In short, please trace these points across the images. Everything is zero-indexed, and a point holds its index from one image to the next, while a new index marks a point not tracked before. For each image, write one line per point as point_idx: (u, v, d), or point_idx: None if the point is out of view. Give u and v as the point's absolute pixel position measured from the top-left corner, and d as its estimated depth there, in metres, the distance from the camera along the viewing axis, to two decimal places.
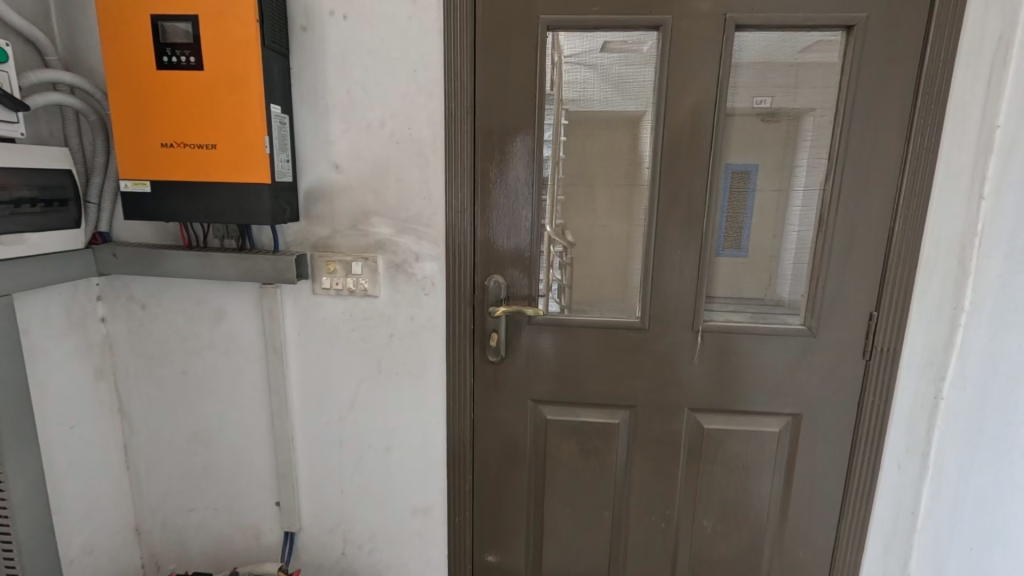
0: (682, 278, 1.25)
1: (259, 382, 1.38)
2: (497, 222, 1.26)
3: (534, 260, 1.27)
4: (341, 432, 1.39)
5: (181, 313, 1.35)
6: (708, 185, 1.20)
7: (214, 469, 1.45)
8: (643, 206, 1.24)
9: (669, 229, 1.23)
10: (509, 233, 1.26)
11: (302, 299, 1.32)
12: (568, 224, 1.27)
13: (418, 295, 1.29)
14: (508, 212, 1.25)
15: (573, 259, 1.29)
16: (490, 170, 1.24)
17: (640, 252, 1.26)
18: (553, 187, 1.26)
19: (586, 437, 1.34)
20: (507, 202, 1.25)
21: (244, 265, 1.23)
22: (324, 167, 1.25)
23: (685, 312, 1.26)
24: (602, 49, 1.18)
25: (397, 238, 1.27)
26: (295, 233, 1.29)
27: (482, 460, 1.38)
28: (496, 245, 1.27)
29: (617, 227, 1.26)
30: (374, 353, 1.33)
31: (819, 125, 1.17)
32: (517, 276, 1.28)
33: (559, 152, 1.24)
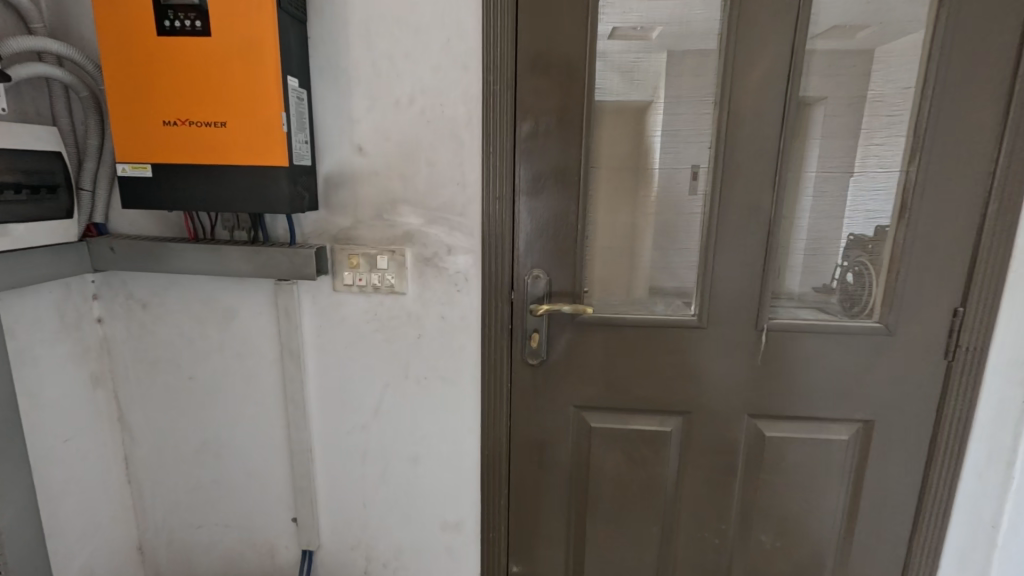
0: (745, 273, 1.12)
1: (273, 389, 1.24)
2: (538, 212, 1.13)
3: (578, 253, 1.15)
4: (364, 442, 1.27)
5: (186, 313, 1.22)
6: (776, 168, 1.08)
7: (223, 483, 1.32)
8: (701, 192, 1.12)
9: (733, 218, 1.10)
10: (551, 224, 1.14)
11: (321, 297, 1.19)
12: (616, 214, 1.15)
13: (450, 291, 1.17)
14: (552, 200, 1.13)
15: (600, 251, 1.17)
16: (531, 154, 1.11)
17: (697, 243, 1.14)
18: (598, 173, 1.13)
19: (634, 447, 1.22)
20: (550, 190, 1.12)
21: (258, 259, 1.10)
22: (345, 148, 1.12)
23: (746, 309, 1.14)
24: (609, 36, 1.08)
25: (427, 229, 1.14)
26: (312, 223, 1.15)
27: (519, 472, 1.26)
28: (537, 237, 1.14)
29: (672, 216, 1.14)
30: (401, 356, 1.21)
31: (881, 98, 1.06)
32: (559, 271, 1.16)
33: (606, 134, 1.12)
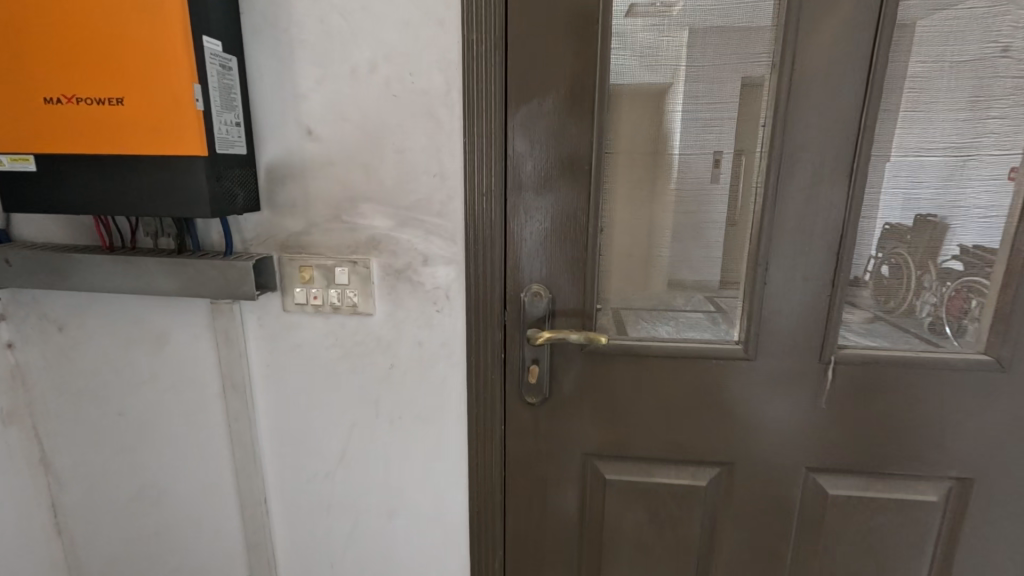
0: (807, 289, 0.87)
1: (218, 428, 1.02)
2: (538, 211, 0.88)
3: (589, 263, 0.90)
4: (329, 491, 1.04)
5: (110, 337, 1.00)
6: (854, 152, 0.81)
7: (165, 535, 1.10)
8: (751, 184, 0.86)
9: (793, 219, 0.84)
10: (555, 227, 0.89)
11: (270, 318, 0.96)
12: (637, 214, 0.90)
13: (427, 311, 0.93)
14: (556, 198, 0.88)
15: (618, 262, 0.92)
16: (528, 137, 0.86)
17: (744, 250, 0.88)
18: (613, 164, 0.88)
19: (660, 505, 0.98)
20: (553, 186, 0.88)
21: (181, 275, 0.88)
22: (292, 132, 0.88)
23: (807, 336, 0.88)
24: (627, 13, 0.82)
25: (397, 233, 0.90)
26: (255, 227, 0.92)
27: (517, 532, 1.03)
28: (537, 243, 0.90)
29: (711, 216, 0.88)
30: (370, 391, 0.98)
31: (1009, 53, 0.77)
32: (565, 286, 0.91)
33: (624, 113, 0.86)
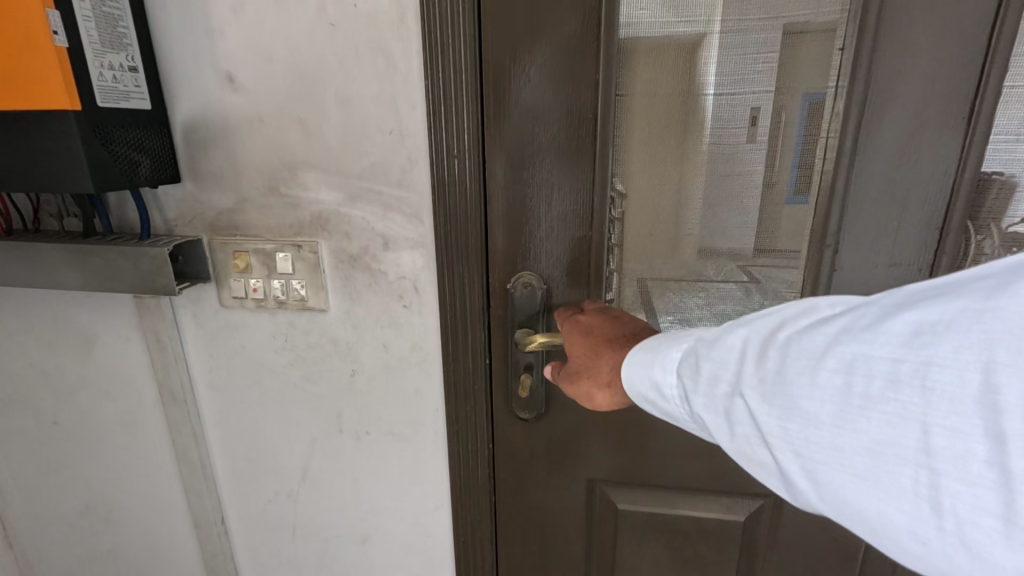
0: (890, 278, 0.65)
1: (162, 441, 0.88)
2: (529, 178, 0.68)
3: (598, 245, 0.69)
4: (292, 513, 0.89)
5: (31, 336, 0.85)
6: (977, 86, 0.57)
7: (121, 554, 0.98)
8: (823, 135, 0.62)
9: (876, 182, 0.61)
10: (550, 198, 0.68)
11: (206, 315, 0.79)
12: (663, 179, 0.68)
13: (393, 306, 0.74)
14: (554, 164, 0.67)
15: (636, 247, 0.71)
16: (512, 79, 0.65)
17: (806, 226, 0.66)
18: (628, 122, 0.66)
19: (687, 540, 0.80)
20: (549, 150, 0.67)
21: (88, 266, 0.71)
22: (208, 80, 0.68)
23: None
24: None
25: (350, 210, 0.71)
26: (177, 204, 0.74)
27: (512, 566, 0.86)
28: (528, 221, 0.69)
29: (761, 180, 0.65)
30: (331, 401, 0.81)
31: None
32: (566, 274, 0.71)
33: (644, 49, 0.64)
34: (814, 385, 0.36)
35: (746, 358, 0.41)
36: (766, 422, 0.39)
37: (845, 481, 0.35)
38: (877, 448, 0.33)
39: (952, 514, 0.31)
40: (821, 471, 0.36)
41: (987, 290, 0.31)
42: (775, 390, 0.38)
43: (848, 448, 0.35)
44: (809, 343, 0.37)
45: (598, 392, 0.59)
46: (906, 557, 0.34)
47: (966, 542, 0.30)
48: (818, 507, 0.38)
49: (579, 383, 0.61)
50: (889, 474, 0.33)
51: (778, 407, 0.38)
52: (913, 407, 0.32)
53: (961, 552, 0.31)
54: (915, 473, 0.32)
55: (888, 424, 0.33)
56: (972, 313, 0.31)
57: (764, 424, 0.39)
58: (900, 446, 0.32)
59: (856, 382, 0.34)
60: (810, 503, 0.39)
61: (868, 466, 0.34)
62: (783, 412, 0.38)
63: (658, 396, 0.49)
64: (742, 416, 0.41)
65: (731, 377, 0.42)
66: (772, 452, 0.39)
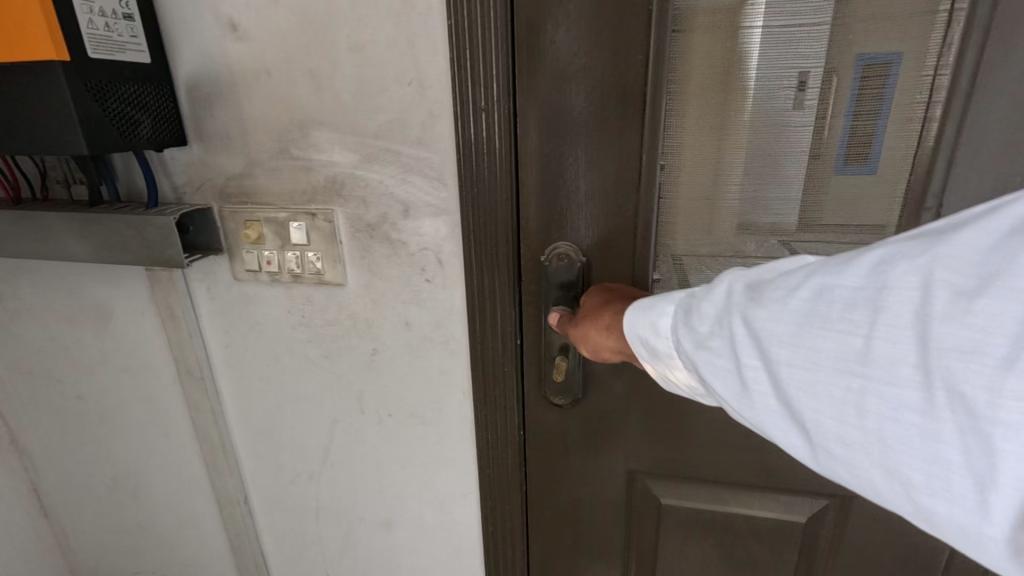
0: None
1: (183, 418, 0.85)
2: (569, 136, 0.59)
3: (648, 213, 0.60)
4: (315, 495, 0.86)
5: (50, 309, 0.83)
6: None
7: (150, 528, 0.98)
8: (934, 73, 0.52)
9: (989, 130, 0.51)
10: (592, 160, 0.60)
11: (220, 289, 0.75)
12: (725, 132, 0.58)
13: (415, 280, 0.68)
14: (597, 116, 0.58)
15: (689, 213, 0.61)
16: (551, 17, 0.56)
17: (901, 188, 0.56)
18: (684, 70, 0.57)
19: (737, 539, 0.72)
20: (591, 99, 0.58)
21: (95, 236, 0.67)
22: (210, 29, 0.61)
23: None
24: None
25: (366, 172, 0.64)
26: (185, 169, 0.69)
27: (543, 557, 0.81)
28: (565, 181, 0.61)
29: (845, 129, 0.56)
30: (352, 381, 0.76)
31: None
32: (611, 246, 0.63)
33: None
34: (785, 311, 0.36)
35: (727, 295, 0.41)
36: (738, 348, 0.39)
37: (798, 398, 0.35)
38: (822, 358, 0.34)
39: (876, 416, 0.32)
40: (769, 383, 0.37)
41: (947, 228, 0.33)
42: (747, 311, 0.39)
43: (808, 367, 0.35)
44: (786, 279, 0.38)
45: (599, 334, 0.53)
46: (832, 465, 0.36)
47: (886, 437, 0.32)
48: (760, 424, 0.39)
49: (582, 322, 0.56)
50: (828, 384, 0.34)
51: (749, 327, 0.38)
52: (861, 315, 0.33)
53: (882, 449, 0.32)
54: (861, 388, 0.33)
55: (839, 336, 0.34)
56: (929, 245, 0.32)
57: (734, 350, 0.39)
58: (843, 354, 0.33)
59: (821, 304, 0.35)
60: (756, 421, 0.39)
61: (813, 378, 0.35)
62: (747, 330, 0.38)
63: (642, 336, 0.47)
64: (715, 346, 0.40)
65: (713, 313, 0.41)
66: (725, 373, 0.40)
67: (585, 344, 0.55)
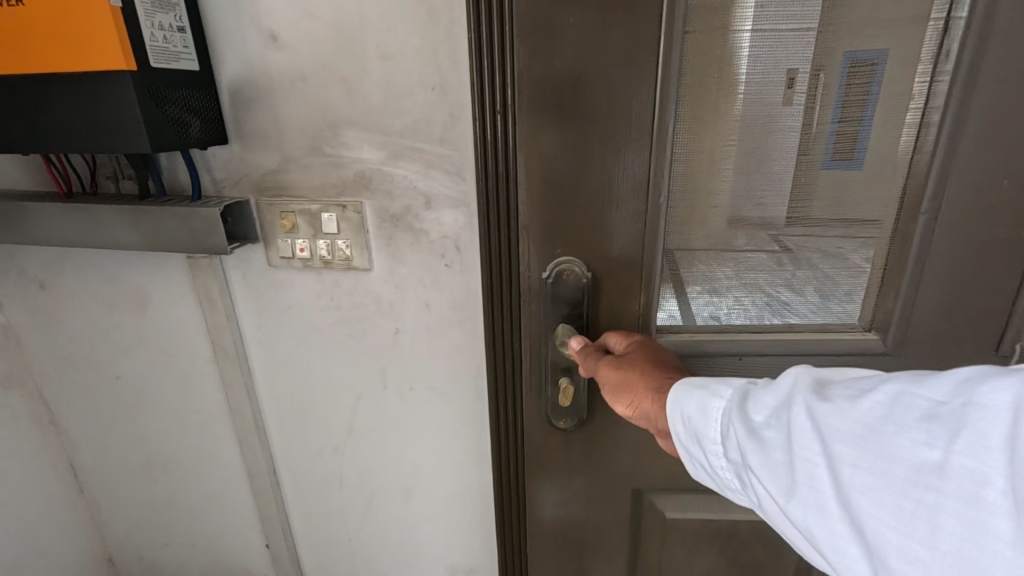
0: (962, 242, 0.65)
1: (216, 395, 0.92)
2: (567, 160, 0.64)
3: (637, 225, 0.66)
4: (338, 465, 0.93)
5: (93, 294, 0.90)
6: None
7: (181, 501, 1.05)
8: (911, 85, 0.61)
9: (950, 138, 0.60)
10: (579, 185, 0.65)
11: (255, 274, 0.82)
12: (721, 140, 0.65)
13: (435, 265, 0.75)
14: (618, 141, 0.63)
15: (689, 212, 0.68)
16: (564, 45, 0.60)
17: (878, 185, 0.66)
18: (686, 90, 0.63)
19: (730, 512, 0.81)
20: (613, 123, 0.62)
21: (144, 226, 0.73)
22: (252, 39, 0.68)
23: (945, 308, 0.68)
24: None
25: (392, 167, 0.71)
26: (225, 164, 0.75)
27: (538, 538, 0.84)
28: (581, 191, 0.65)
29: (824, 131, 0.64)
30: (376, 358, 0.84)
31: None
32: (608, 255, 0.68)
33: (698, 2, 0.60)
34: (854, 419, 0.36)
35: (790, 392, 0.41)
36: (800, 446, 0.38)
37: (861, 503, 0.35)
38: (892, 467, 0.34)
39: (950, 535, 0.31)
40: (827, 484, 0.37)
41: None
42: (809, 406, 0.39)
43: (875, 473, 0.35)
44: (857, 387, 0.38)
45: (642, 392, 0.55)
46: None
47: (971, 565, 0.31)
48: (812, 532, 0.38)
49: (624, 371, 0.58)
50: (895, 495, 0.34)
51: (812, 424, 0.38)
52: (937, 427, 0.33)
53: None
54: (932, 504, 0.32)
55: (913, 447, 0.34)
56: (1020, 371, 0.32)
57: (793, 445, 0.39)
58: (915, 464, 0.33)
59: (895, 411, 0.35)
60: (807, 529, 0.38)
61: (877, 485, 0.34)
62: (802, 420, 0.39)
63: (689, 415, 0.47)
64: (773, 442, 0.40)
65: (773, 409, 0.41)
66: (779, 472, 0.40)
67: (619, 393, 0.57)
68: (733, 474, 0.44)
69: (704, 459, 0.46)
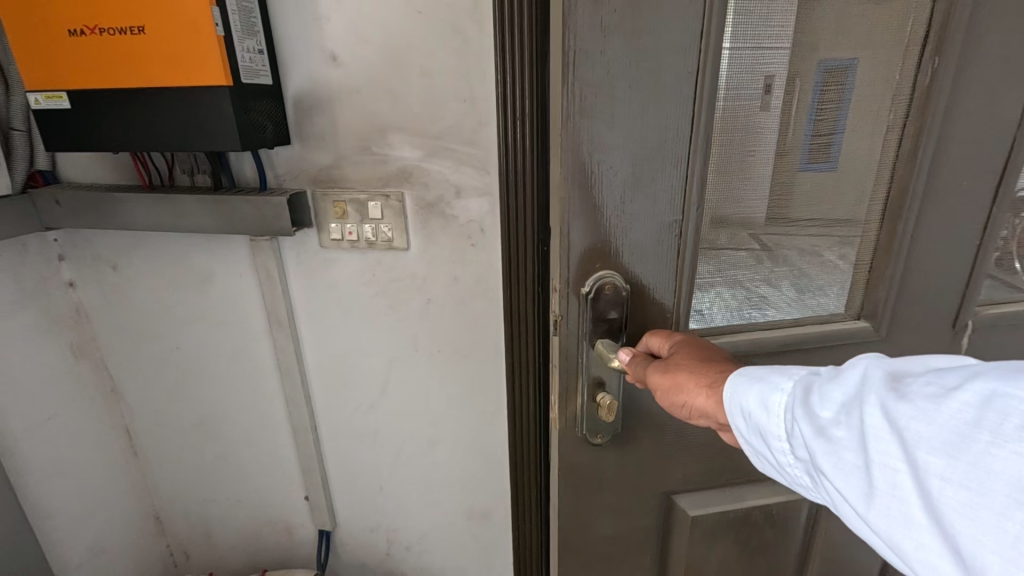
0: (936, 233, 0.70)
1: (267, 362, 1.07)
2: (613, 172, 0.60)
3: (668, 243, 0.65)
4: (373, 420, 1.08)
5: (160, 274, 1.04)
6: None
7: (229, 459, 1.19)
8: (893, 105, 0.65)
9: (933, 133, 0.64)
10: (623, 196, 0.62)
11: (308, 255, 0.97)
12: (737, 155, 0.66)
13: (463, 246, 0.91)
14: (650, 157, 0.61)
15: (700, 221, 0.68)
16: (610, 60, 0.56)
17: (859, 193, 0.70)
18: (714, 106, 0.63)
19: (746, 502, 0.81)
20: (646, 139, 0.60)
21: (221, 212, 0.88)
22: (316, 59, 0.84)
23: (921, 295, 0.73)
24: None
25: (428, 164, 0.87)
26: (286, 161, 0.90)
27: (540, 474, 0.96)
28: (614, 207, 0.62)
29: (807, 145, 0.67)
30: (411, 325, 0.99)
31: None
32: (646, 264, 0.65)
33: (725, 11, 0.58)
34: (937, 423, 0.35)
35: (864, 390, 0.40)
36: (877, 450, 0.38)
37: (949, 514, 0.34)
38: (984, 477, 0.33)
39: None
40: (911, 491, 0.36)
41: None
42: (888, 407, 0.38)
43: (960, 482, 0.34)
44: (943, 389, 0.36)
45: (695, 387, 0.54)
46: None
47: None
48: (892, 537, 0.37)
49: (675, 374, 0.56)
50: (987, 507, 0.32)
51: (891, 428, 0.37)
52: None
53: None
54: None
55: (1008, 458, 0.32)
56: None
57: (868, 447, 0.38)
58: (1011, 477, 0.32)
59: (986, 419, 0.33)
60: (888, 535, 0.38)
61: (968, 497, 0.33)
62: (878, 420, 0.38)
63: (751, 411, 0.47)
64: (848, 443, 0.40)
65: (847, 409, 0.40)
66: (856, 474, 0.39)
67: (674, 396, 0.56)
68: (805, 473, 0.44)
69: (771, 453, 0.47)
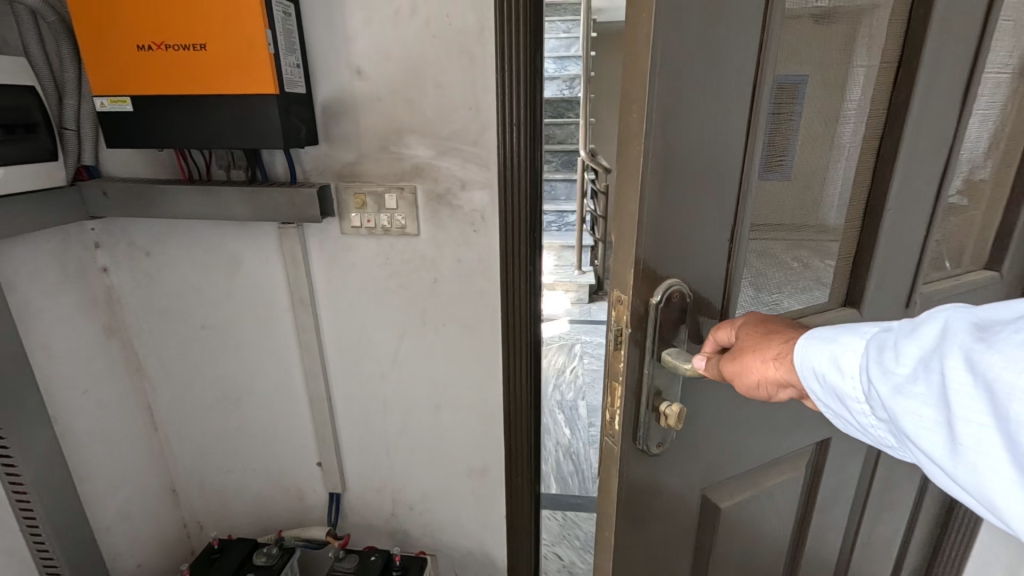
0: (910, 231, 0.74)
1: (288, 338, 1.20)
2: (686, 168, 0.52)
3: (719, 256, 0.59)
4: (384, 388, 1.22)
5: (192, 259, 1.16)
6: (974, 56, 0.67)
7: (248, 430, 1.30)
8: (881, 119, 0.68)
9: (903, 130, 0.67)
10: (691, 193, 0.53)
11: (329, 241, 1.11)
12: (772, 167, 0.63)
13: (467, 232, 1.07)
14: (709, 165, 0.54)
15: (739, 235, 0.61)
16: (680, 61, 0.48)
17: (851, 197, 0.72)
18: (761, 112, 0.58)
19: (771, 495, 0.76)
20: (709, 145, 0.53)
21: (256, 202, 1.02)
22: (344, 72, 0.99)
23: (898, 281, 0.76)
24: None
25: (438, 161, 1.03)
26: (314, 159, 1.05)
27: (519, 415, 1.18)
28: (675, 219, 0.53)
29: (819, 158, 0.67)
30: (420, 302, 1.14)
31: None
32: (704, 275, 0.58)
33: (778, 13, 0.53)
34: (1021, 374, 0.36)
35: (942, 343, 0.41)
36: (959, 403, 0.39)
37: None
38: None
39: None
40: (1000, 442, 0.37)
41: None
42: (970, 360, 0.39)
43: None
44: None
45: (760, 363, 0.52)
46: None
47: None
48: (981, 488, 0.39)
49: (751, 362, 0.52)
50: None
51: (976, 380, 0.39)
52: None
53: None
54: None
55: None
56: None
57: (950, 400, 0.40)
58: None
59: None
60: (979, 486, 0.39)
61: None
62: (959, 371, 0.40)
63: (829, 375, 0.48)
64: (929, 397, 0.41)
65: (926, 364, 0.42)
66: (940, 429, 0.41)
67: (749, 382, 0.53)
68: (889, 429, 0.47)
69: (849, 409, 0.48)
